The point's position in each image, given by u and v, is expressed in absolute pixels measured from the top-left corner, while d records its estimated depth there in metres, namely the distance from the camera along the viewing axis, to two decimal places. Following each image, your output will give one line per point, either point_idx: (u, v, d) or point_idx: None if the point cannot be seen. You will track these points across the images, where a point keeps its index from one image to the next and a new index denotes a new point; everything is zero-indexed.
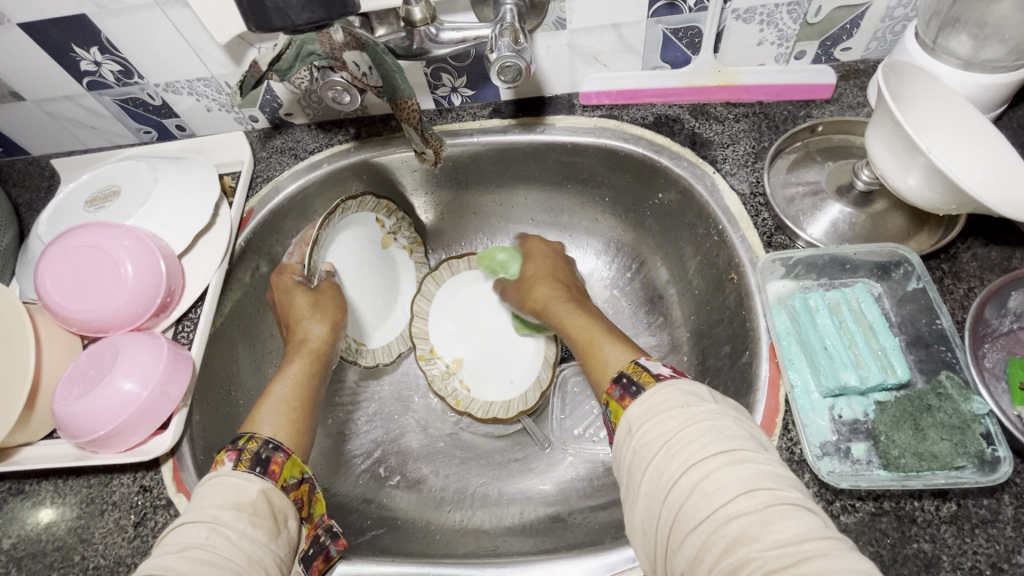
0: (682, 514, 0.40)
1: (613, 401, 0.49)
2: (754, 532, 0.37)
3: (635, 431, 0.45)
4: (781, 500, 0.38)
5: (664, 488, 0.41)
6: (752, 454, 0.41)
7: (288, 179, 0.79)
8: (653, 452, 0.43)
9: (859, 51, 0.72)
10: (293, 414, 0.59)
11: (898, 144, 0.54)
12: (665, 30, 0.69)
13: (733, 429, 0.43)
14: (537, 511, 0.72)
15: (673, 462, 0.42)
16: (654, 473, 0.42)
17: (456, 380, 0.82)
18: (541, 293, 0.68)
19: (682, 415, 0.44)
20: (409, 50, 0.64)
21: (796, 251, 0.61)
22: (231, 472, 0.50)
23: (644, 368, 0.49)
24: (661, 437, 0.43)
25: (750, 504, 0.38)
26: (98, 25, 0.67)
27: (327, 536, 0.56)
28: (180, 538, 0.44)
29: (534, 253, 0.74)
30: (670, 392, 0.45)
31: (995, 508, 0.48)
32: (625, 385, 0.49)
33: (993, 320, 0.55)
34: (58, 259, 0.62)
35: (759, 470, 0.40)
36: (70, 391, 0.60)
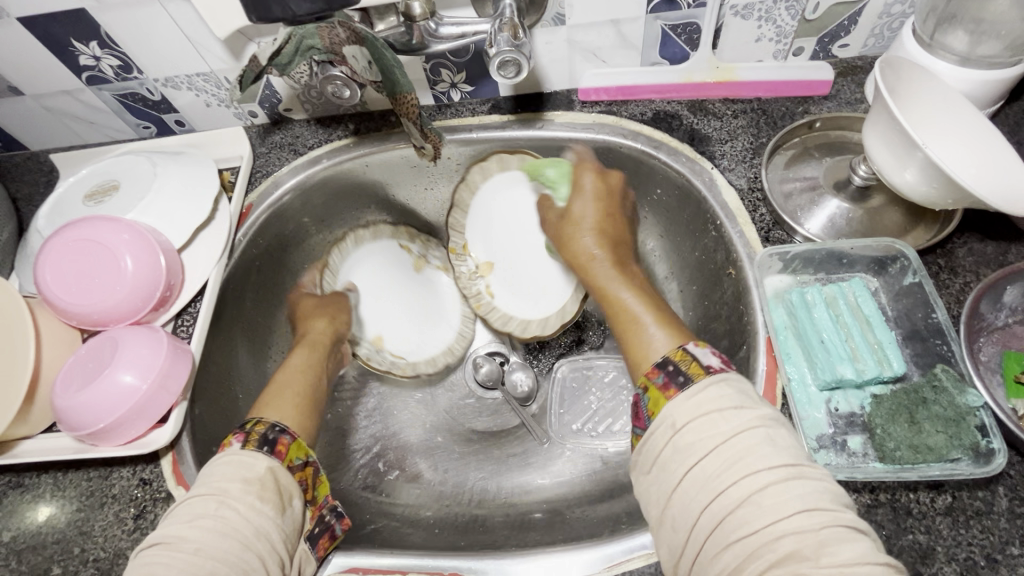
0: (729, 521, 0.40)
1: (654, 387, 0.49)
2: (807, 552, 0.37)
3: (681, 427, 0.45)
4: (833, 521, 0.39)
5: (712, 493, 0.41)
6: (804, 468, 0.41)
7: (287, 174, 0.79)
8: (703, 454, 0.43)
9: (857, 47, 0.72)
10: (301, 400, 0.61)
11: (896, 139, 0.54)
12: (664, 26, 0.69)
13: (785, 441, 0.43)
14: (536, 504, 0.72)
15: (727, 471, 0.41)
16: (701, 476, 0.42)
17: (483, 283, 0.85)
18: (576, 242, 0.66)
19: (738, 420, 0.43)
20: (409, 45, 0.64)
21: (792, 246, 0.61)
22: (240, 451, 0.51)
23: (693, 357, 0.49)
24: (711, 440, 0.43)
25: (805, 523, 0.38)
26: (97, 19, 0.67)
27: (332, 515, 0.57)
28: (190, 508, 0.46)
29: (586, 193, 0.68)
30: (723, 389, 0.45)
31: (989, 500, 0.48)
32: (670, 373, 0.48)
33: (988, 314, 0.55)
34: (57, 254, 0.62)
35: (814, 487, 0.40)
36: (70, 384, 0.60)
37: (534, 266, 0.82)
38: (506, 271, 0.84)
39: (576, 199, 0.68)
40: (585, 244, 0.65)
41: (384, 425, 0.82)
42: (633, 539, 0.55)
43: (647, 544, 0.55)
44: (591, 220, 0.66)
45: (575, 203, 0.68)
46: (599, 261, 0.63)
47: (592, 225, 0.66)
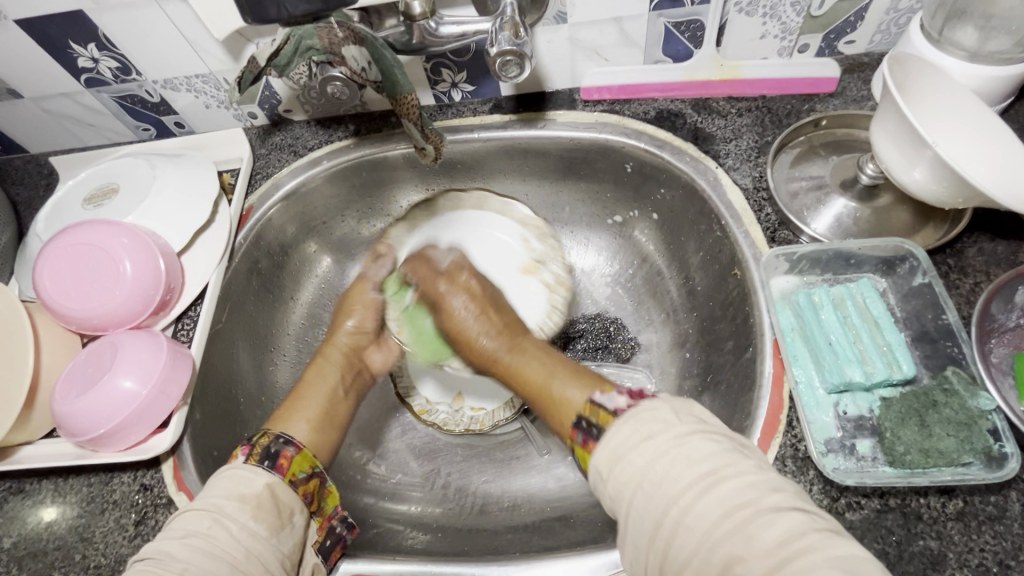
0: (670, 549, 0.40)
1: (578, 447, 0.48)
2: (739, 552, 0.37)
3: (607, 478, 0.44)
4: (761, 509, 0.38)
5: (650, 529, 0.41)
6: (724, 469, 0.40)
7: (287, 176, 0.79)
8: (628, 497, 0.42)
9: (864, 44, 0.71)
10: (316, 415, 0.61)
11: (904, 138, 0.53)
12: (667, 23, 0.68)
13: (698, 450, 0.42)
14: (539, 508, 0.72)
15: (652, 500, 0.41)
16: (636, 516, 0.42)
17: (408, 307, 0.74)
18: (477, 345, 0.61)
19: (649, 450, 0.43)
20: (409, 44, 0.63)
21: (799, 247, 0.60)
22: (243, 465, 0.52)
23: (600, 406, 0.48)
24: (633, 480, 0.42)
25: (732, 523, 0.38)
26: (94, 21, 0.66)
27: (342, 526, 0.57)
28: (184, 524, 0.46)
29: (449, 295, 0.64)
30: (630, 427, 0.45)
31: (1002, 505, 0.48)
32: (585, 430, 0.48)
33: (999, 315, 0.54)
34: (56, 259, 0.62)
35: (734, 485, 0.40)
36: (69, 390, 0.60)
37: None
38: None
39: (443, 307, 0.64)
40: (485, 344, 0.60)
41: (386, 429, 0.80)
42: None
43: None
44: (474, 320, 0.61)
45: (452, 305, 0.63)
46: (505, 351, 0.59)
47: (480, 327, 0.61)
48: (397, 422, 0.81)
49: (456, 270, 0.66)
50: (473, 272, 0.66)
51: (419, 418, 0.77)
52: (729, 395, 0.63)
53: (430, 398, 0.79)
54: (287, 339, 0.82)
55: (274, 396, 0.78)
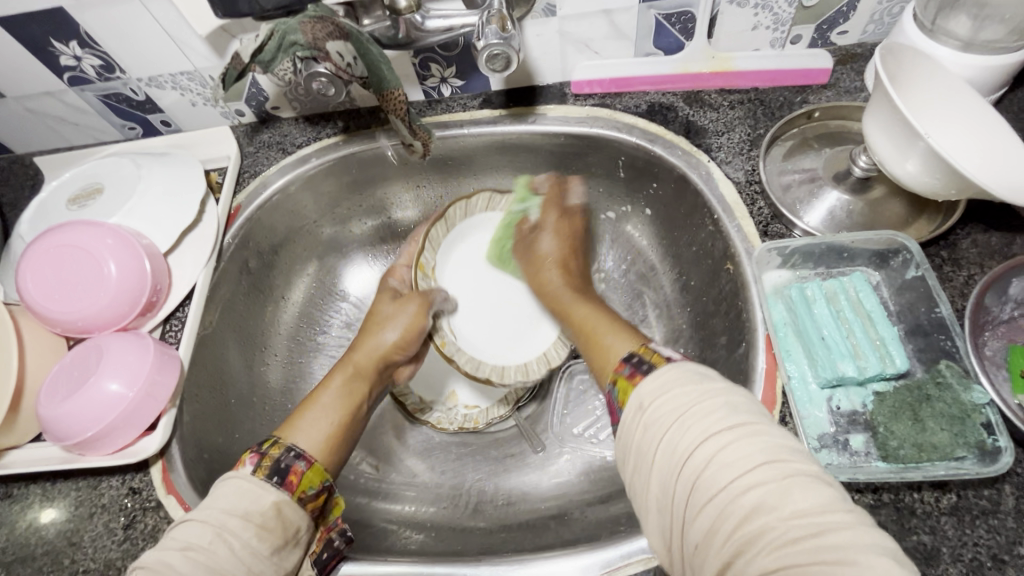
0: (699, 484, 0.40)
1: (622, 380, 0.50)
2: (771, 503, 0.37)
3: (646, 406, 0.45)
4: (797, 472, 0.38)
5: (682, 460, 0.41)
6: (767, 428, 0.41)
7: (275, 174, 0.78)
8: (667, 425, 0.43)
9: (856, 34, 0.70)
10: (336, 426, 0.59)
11: (896, 129, 0.53)
12: (658, 15, 0.67)
13: (746, 407, 0.43)
14: (534, 507, 0.71)
15: (690, 434, 0.42)
16: (670, 446, 0.42)
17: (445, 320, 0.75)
18: (544, 282, 0.71)
19: (696, 392, 0.44)
20: (395, 39, 0.63)
21: (791, 241, 0.60)
22: (249, 476, 0.50)
23: (655, 350, 0.50)
24: (673, 412, 0.44)
25: (764, 476, 0.38)
26: (75, 18, 0.65)
27: (341, 539, 0.56)
28: (187, 535, 0.45)
29: (546, 226, 0.74)
30: (680, 372, 0.46)
31: (996, 499, 0.47)
32: (635, 363, 0.50)
33: (992, 308, 0.54)
34: (39, 260, 0.61)
35: (777, 443, 0.40)
36: (54, 394, 0.59)
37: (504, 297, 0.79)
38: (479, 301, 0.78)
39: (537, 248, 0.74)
40: (553, 279, 0.70)
41: (378, 428, 0.80)
42: (631, 543, 0.55)
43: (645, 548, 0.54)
44: (556, 252, 0.72)
45: (541, 242, 0.74)
46: (563, 293, 0.69)
47: (559, 262, 0.72)
48: (390, 421, 0.80)
49: (574, 211, 0.74)
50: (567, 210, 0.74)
51: (414, 417, 0.78)
52: None
53: (424, 397, 0.79)
54: (279, 339, 0.81)
55: (267, 396, 0.77)
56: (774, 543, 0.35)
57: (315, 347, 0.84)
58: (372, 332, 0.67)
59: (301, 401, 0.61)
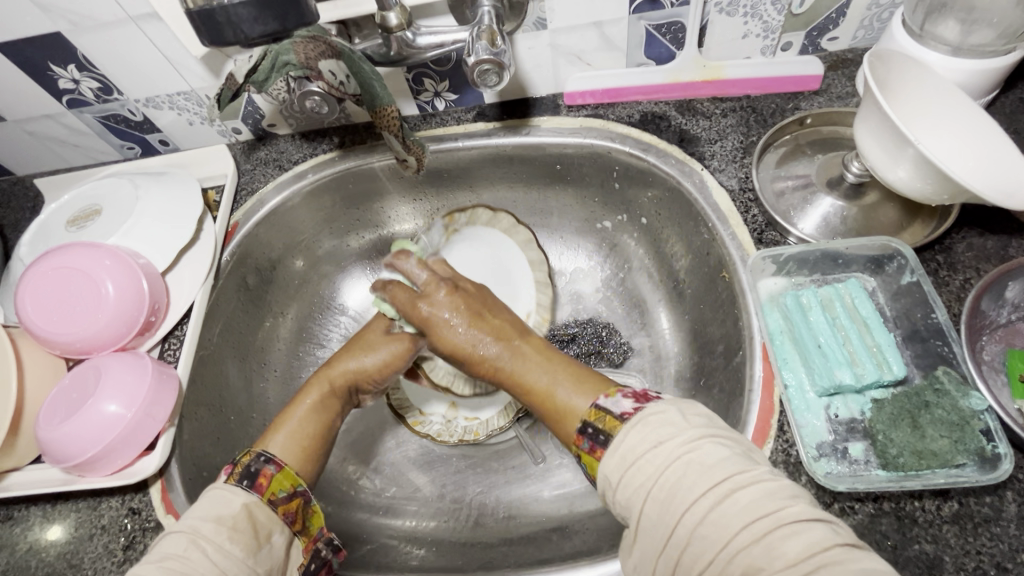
0: (685, 559, 0.38)
1: (584, 454, 0.45)
2: (760, 561, 0.36)
3: (616, 485, 0.42)
4: (780, 521, 0.37)
5: (664, 534, 0.39)
6: (741, 478, 0.39)
7: (271, 192, 0.78)
8: (640, 502, 0.41)
9: (847, 40, 0.71)
10: (310, 441, 0.58)
11: (887, 135, 0.52)
12: (648, 26, 0.67)
13: (712, 455, 0.40)
14: (535, 519, 0.71)
15: (664, 507, 0.39)
16: (648, 523, 0.40)
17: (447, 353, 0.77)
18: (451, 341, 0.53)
19: (660, 456, 0.41)
20: (387, 57, 0.63)
21: (785, 248, 0.60)
22: (223, 484, 0.51)
23: (607, 412, 0.45)
24: (642, 488, 0.41)
25: (749, 537, 0.36)
26: (73, 43, 0.66)
27: (328, 549, 0.55)
28: (163, 548, 0.45)
29: (435, 294, 0.55)
30: (638, 433, 0.42)
31: (997, 506, 0.47)
32: (591, 437, 0.45)
33: (989, 312, 0.54)
34: (37, 284, 0.61)
35: (756, 493, 0.38)
36: (52, 416, 0.59)
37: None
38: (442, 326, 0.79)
39: (427, 322, 0.55)
40: (456, 338, 0.53)
41: (378, 442, 0.80)
42: None
43: None
44: (465, 323, 0.53)
45: (431, 303, 0.54)
46: (486, 347, 0.52)
47: (464, 323, 0.53)
48: (390, 435, 0.80)
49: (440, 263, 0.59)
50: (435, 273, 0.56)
51: (411, 429, 0.76)
52: (722, 398, 0.63)
53: (423, 409, 0.79)
54: (277, 355, 0.81)
55: (265, 413, 0.77)
56: None
57: (313, 362, 0.84)
58: (352, 351, 0.64)
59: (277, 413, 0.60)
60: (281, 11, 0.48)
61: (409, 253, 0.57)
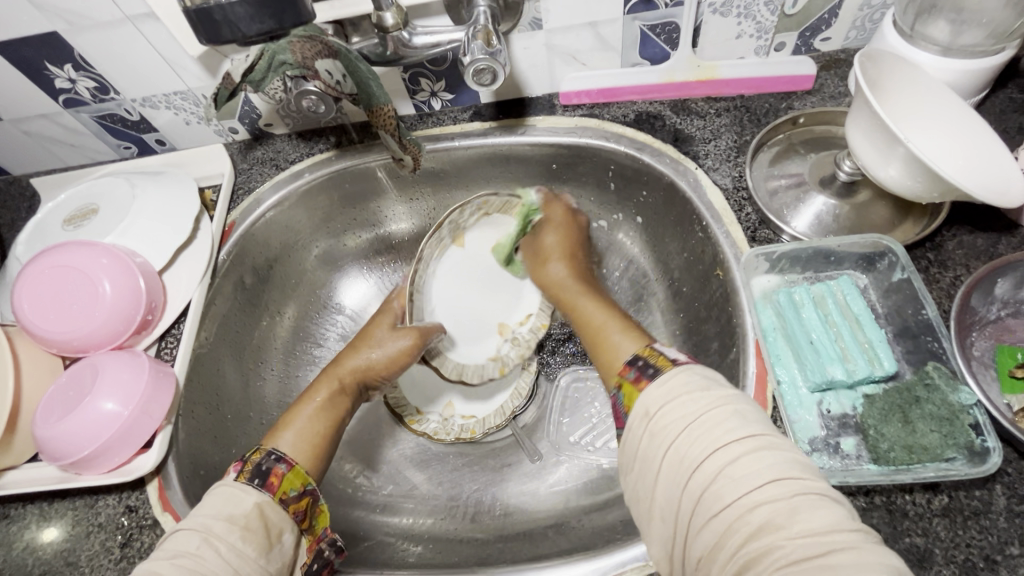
0: (704, 499, 0.39)
1: (627, 384, 0.49)
2: (779, 520, 0.36)
3: (654, 412, 0.44)
4: (806, 489, 0.37)
5: (687, 473, 0.40)
6: (777, 441, 0.40)
7: (268, 191, 0.79)
8: (673, 437, 0.42)
9: (839, 40, 0.71)
10: (320, 436, 0.59)
11: (877, 134, 0.53)
12: (642, 26, 0.68)
13: (755, 416, 0.42)
14: (531, 516, 0.72)
15: (697, 446, 0.41)
16: (675, 458, 0.41)
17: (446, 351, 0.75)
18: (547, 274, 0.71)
19: (706, 398, 0.43)
20: (383, 56, 0.63)
21: (778, 246, 0.60)
22: (233, 483, 0.51)
23: (660, 352, 0.49)
24: (682, 420, 0.43)
25: (773, 493, 0.37)
26: (70, 42, 0.66)
27: (331, 550, 0.55)
28: (174, 545, 0.45)
29: (551, 220, 0.74)
30: (684, 376, 0.45)
31: (987, 500, 0.47)
32: (640, 367, 0.49)
33: (979, 309, 0.54)
34: (34, 281, 0.62)
35: (786, 458, 0.39)
36: (49, 414, 0.59)
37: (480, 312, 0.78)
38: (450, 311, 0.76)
39: (539, 239, 0.74)
40: (554, 272, 0.70)
41: (375, 440, 0.80)
42: (626, 551, 0.55)
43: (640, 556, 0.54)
44: (558, 256, 0.72)
45: (546, 237, 0.74)
46: (567, 285, 0.68)
47: (564, 257, 0.71)
48: (387, 433, 0.80)
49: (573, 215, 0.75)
50: (569, 216, 0.75)
51: (409, 427, 0.77)
52: None
53: (419, 407, 0.79)
54: (274, 354, 0.81)
55: (262, 411, 0.78)
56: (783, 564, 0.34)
57: (311, 360, 0.84)
58: (360, 349, 0.67)
59: (284, 413, 0.61)
60: (279, 9, 0.48)
61: (547, 201, 0.75)
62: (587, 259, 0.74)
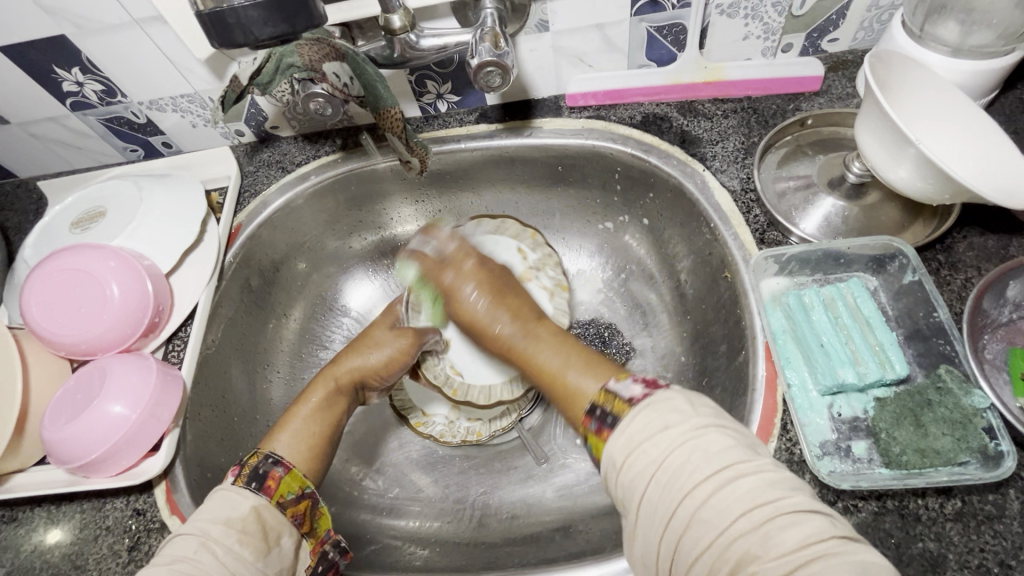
0: (684, 543, 0.39)
1: (591, 435, 0.46)
2: (757, 550, 0.36)
3: (620, 466, 0.43)
4: (779, 510, 0.37)
5: (662, 522, 0.40)
6: (743, 466, 0.39)
7: (274, 194, 0.79)
8: (644, 483, 0.41)
9: (847, 41, 0.71)
10: (315, 438, 0.59)
11: (888, 135, 0.53)
12: (649, 28, 0.68)
13: (718, 442, 0.41)
14: (538, 519, 0.71)
15: (666, 492, 0.40)
16: (649, 509, 0.41)
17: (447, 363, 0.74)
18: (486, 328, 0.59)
19: (667, 441, 0.41)
20: (391, 58, 0.63)
21: (788, 248, 0.60)
22: (232, 487, 0.50)
23: (615, 395, 0.46)
24: (648, 469, 0.41)
25: (746, 524, 0.37)
26: (77, 45, 0.66)
27: (336, 551, 0.54)
28: (175, 549, 0.45)
29: (456, 279, 0.62)
30: (644, 417, 0.43)
31: (1000, 504, 0.47)
32: (599, 417, 0.46)
33: (991, 311, 0.54)
34: (42, 285, 0.62)
35: (757, 481, 0.39)
36: (57, 417, 0.59)
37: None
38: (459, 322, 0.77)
39: (454, 300, 0.62)
40: (502, 328, 0.58)
41: (381, 443, 0.80)
42: None
43: None
44: (486, 308, 0.59)
45: (462, 296, 0.61)
46: (517, 336, 0.57)
47: (496, 306, 0.59)
48: (393, 436, 0.80)
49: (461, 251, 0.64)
50: (467, 250, 0.64)
51: (415, 430, 0.77)
52: (724, 398, 0.63)
53: (426, 410, 0.79)
54: (280, 357, 0.81)
55: (268, 414, 0.77)
56: None
57: (316, 363, 0.84)
58: (359, 351, 0.67)
59: (282, 416, 0.61)
60: (292, 13, 0.48)
61: (449, 235, 0.66)
62: (516, 289, 0.62)
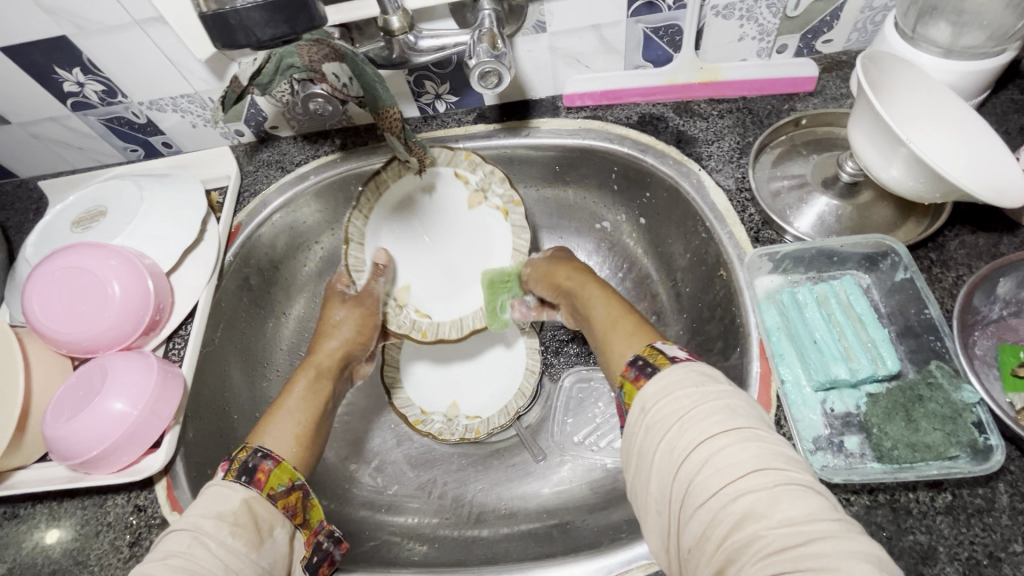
0: (691, 490, 0.40)
1: (627, 383, 0.49)
2: (762, 509, 0.36)
3: (649, 409, 0.45)
4: (790, 481, 0.38)
5: (676, 464, 0.41)
6: (764, 433, 0.41)
7: (275, 193, 0.79)
8: (665, 429, 0.43)
9: (841, 42, 0.72)
10: (302, 428, 0.61)
11: (880, 134, 0.53)
12: (645, 29, 0.69)
13: (746, 410, 0.43)
14: (536, 515, 0.72)
15: (685, 437, 0.41)
16: (666, 449, 0.42)
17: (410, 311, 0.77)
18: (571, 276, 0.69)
19: (697, 395, 0.43)
20: (390, 59, 0.63)
21: (782, 246, 0.61)
22: (220, 481, 0.51)
23: (660, 351, 0.49)
24: (673, 415, 0.43)
25: (757, 482, 0.38)
26: (78, 46, 0.67)
27: (329, 541, 0.56)
28: (167, 545, 0.45)
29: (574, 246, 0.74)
30: (682, 371, 0.46)
31: (990, 498, 0.48)
32: (639, 366, 0.49)
33: (981, 308, 0.55)
34: (43, 282, 0.62)
35: (773, 449, 0.40)
36: (59, 414, 0.60)
37: (442, 257, 0.80)
38: (412, 264, 0.80)
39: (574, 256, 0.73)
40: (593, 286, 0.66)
41: (381, 440, 0.80)
42: (632, 549, 0.55)
43: (646, 554, 0.55)
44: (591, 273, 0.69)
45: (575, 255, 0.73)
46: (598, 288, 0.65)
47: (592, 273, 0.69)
48: (392, 433, 0.81)
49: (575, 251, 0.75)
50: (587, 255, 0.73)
51: (415, 428, 0.76)
52: None
53: (424, 408, 0.79)
54: (279, 355, 0.82)
55: (268, 412, 0.78)
56: (763, 554, 0.35)
57: None
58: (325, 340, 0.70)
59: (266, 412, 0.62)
60: (291, 15, 0.49)
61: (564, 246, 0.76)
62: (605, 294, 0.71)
